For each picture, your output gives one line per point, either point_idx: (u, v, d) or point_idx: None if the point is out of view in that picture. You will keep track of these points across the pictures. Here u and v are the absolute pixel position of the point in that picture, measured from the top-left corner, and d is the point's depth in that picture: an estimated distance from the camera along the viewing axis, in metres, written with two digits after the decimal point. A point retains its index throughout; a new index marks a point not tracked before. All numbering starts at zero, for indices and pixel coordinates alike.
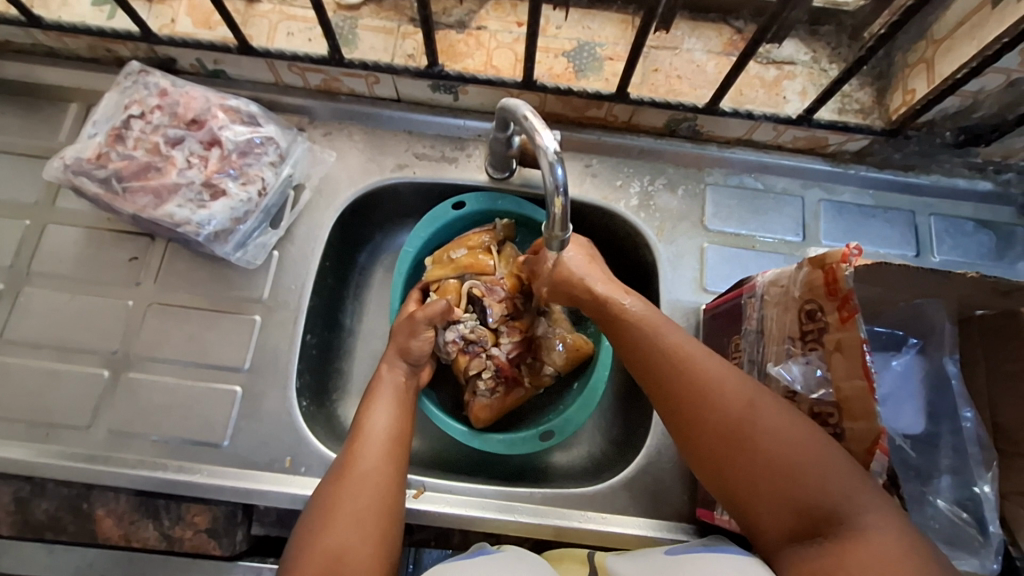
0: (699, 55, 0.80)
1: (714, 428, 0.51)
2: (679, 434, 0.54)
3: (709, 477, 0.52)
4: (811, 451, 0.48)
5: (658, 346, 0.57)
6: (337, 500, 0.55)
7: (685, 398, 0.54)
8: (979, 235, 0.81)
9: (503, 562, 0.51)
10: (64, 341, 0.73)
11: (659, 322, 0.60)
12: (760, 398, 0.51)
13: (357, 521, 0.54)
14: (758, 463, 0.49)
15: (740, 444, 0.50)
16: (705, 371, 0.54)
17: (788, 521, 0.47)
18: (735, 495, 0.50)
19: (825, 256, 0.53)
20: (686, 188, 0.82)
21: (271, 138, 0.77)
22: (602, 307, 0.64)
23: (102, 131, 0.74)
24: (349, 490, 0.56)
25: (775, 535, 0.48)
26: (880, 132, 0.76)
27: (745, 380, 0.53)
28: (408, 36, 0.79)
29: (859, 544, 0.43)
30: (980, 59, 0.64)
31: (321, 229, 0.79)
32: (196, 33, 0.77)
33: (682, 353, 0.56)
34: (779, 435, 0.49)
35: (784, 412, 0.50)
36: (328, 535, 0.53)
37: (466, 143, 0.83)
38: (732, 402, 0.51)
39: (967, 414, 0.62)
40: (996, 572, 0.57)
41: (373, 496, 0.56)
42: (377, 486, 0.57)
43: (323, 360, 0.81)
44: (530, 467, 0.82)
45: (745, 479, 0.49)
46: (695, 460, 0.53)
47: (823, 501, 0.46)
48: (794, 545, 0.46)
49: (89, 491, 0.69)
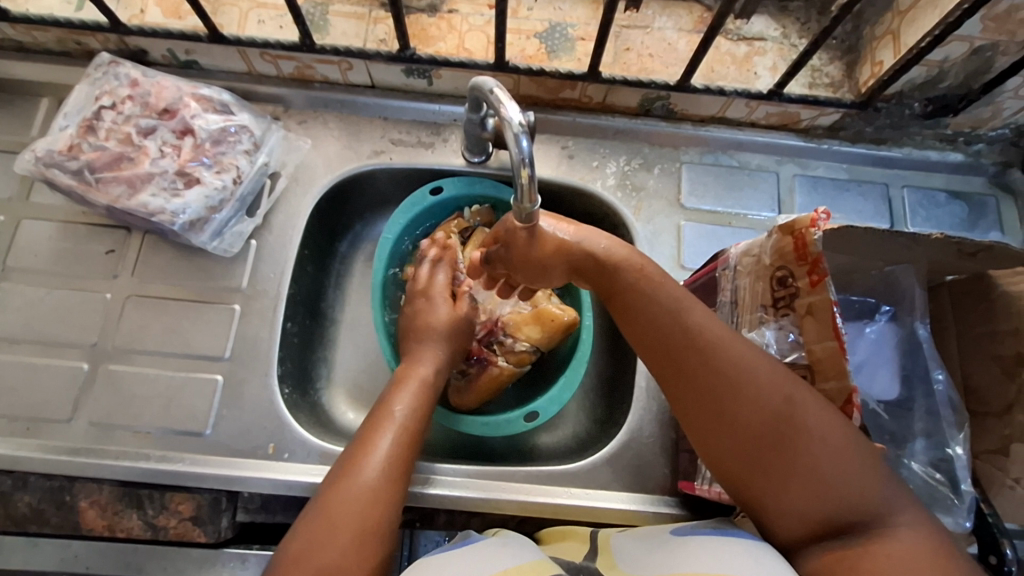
0: (670, 33, 0.80)
1: (747, 423, 0.51)
2: (703, 425, 0.53)
3: (729, 469, 0.53)
4: (848, 451, 0.49)
5: (684, 331, 0.55)
6: (336, 502, 0.52)
7: (715, 390, 0.53)
8: (952, 206, 0.81)
9: (490, 548, 0.52)
10: (42, 335, 0.72)
11: (682, 299, 0.57)
12: (797, 392, 0.51)
13: (356, 531, 0.51)
14: (791, 461, 0.49)
15: (775, 440, 0.50)
16: (737, 361, 0.52)
17: (814, 519, 0.49)
18: (759, 491, 0.51)
19: (794, 222, 0.54)
20: (662, 167, 0.82)
21: (245, 126, 0.77)
22: (613, 277, 0.60)
23: (74, 122, 0.73)
24: (350, 493, 0.53)
25: (797, 531, 0.50)
26: (851, 104, 0.77)
27: (777, 370, 0.52)
28: (380, 21, 0.79)
29: (886, 540, 0.46)
30: (943, 27, 0.65)
31: (299, 216, 0.79)
32: (166, 23, 0.77)
33: (708, 338, 0.54)
34: (817, 434, 0.49)
35: (821, 406, 0.51)
36: (320, 545, 0.49)
37: (442, 128, 0.83)
38: (769, 396, 0.51)
39: (938, 376, 0.63)
40: (968, 529, 0.59)
41: (376, 501, 0.53)
42: (380, 493, 0.54)
43: (305, 348, 0.81)
44: (513, 448, 0.82)
45: (777, 478, 0.50)
46: (717, 452, 0.53)
47: (853, 501, 0.48)
48: (815, 541, 0.49)
49: (72, 483, 0.69)
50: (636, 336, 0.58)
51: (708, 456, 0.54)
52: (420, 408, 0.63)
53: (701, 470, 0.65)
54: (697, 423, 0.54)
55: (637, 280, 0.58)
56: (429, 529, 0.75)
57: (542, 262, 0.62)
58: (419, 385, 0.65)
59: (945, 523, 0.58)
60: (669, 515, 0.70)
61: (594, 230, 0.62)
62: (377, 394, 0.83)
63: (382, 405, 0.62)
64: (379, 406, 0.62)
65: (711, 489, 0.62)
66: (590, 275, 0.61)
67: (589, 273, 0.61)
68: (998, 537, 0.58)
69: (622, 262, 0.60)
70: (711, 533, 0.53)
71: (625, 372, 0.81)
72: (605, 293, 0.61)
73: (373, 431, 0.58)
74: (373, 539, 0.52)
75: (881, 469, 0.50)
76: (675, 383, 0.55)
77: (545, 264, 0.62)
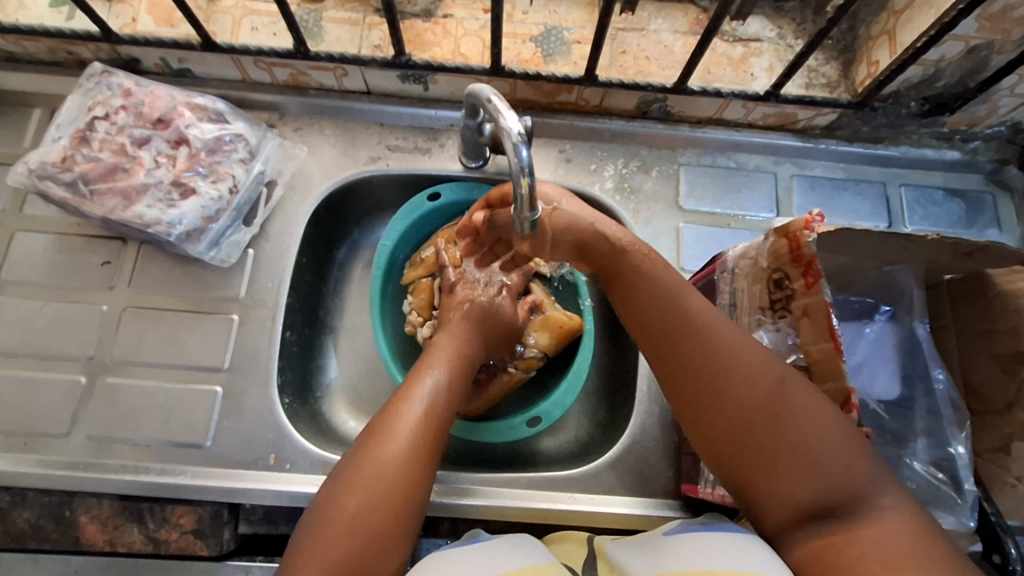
0: (666, 35, 0.80)
1: (739, 403, 0.51)
2: (696, 404, 0.53)
3: (721, 452, 0.52)
4: (837, 437, 0.49)
5: (680, 312, 0.55)
6: (371, 465, 0.53)
7: (707, 369, 0.53)
8: (949, 203, 0.82)
9: (499, 547, 0.52)
10: (39, 348, 0.72)
11: (679, 284, 0.58)
12: (789, 373, 0.51)
13: (392, 497, 0.52)
14: (781, 441, 0.50)
15: (767, 420, 0.50)
16: (732, 341, 0.53)
17: (802, 501, 0.49)
18: (746, 473, 0.51)
19: (788, 225, 0.54)
20: (660, 169, 0.82)
21: (240, 135, 0.76)
22: (617, 258, 0.60)
23: (67, 134, 0.73)
24: (387, 459, 0.53)
25: (785, 514, 0.50)
26: (847, 104, 0.77)
27: (770, 355, 0.53)
28: (374, 27, 0.78)
29: (873, 525, 0.47)
30: (938, 27, 0.65)
31: (296, 225, 0.78)
32: (159, 32, 0.76)
33: (705, 320, 0.55)
34: (806, 415, 0.50)
35: (813, 391, 0.51)
36: (357, 505, 0.51)
37: (439, 133, 0.82)
38: (762, 376, 0.51)
39: (938, 375, 0.64)
40: (971, 528, 0.59)
41: (411, 470, 0.53)
42: (411, 462, 0.54)
43: (304, 357, 0.80)
44: (516, 454, 0.81)
45: (765, 457, 0.50)
46: (708, 433, 0.53)
47: (840, 483, 0.48)
48: (800, 524, 0.49)
49: (71, 498, 0.69)
50: (634, 318, 0.58)
51: (698, 439, 0.54)
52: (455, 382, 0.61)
53: (704, 473, 0.65)
54: (690, 403, 0.54)
55: (637, 263, 0.59)
56: (433, 536, 0.74)
57: (556, 233, 0.62)
58: (457, 353, 0.63)
59: (947, 521, 0.58)
60: (672, 517, 0.70)
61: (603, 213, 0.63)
62: (377, 401, 0.83)
63: (420, 368, 0.61)
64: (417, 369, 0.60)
65: (715, 492, 0.62)
66: (594, 258, 0.62)
67: (598, 254, 0.62)
68: (1002, 535, 0.58)
69: (629, 244, 0.61)
70: (699, 530, 0.53)
71: (627, 376, 0.81)
72: (608, 272, 0.62)
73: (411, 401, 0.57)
74: (406, 506, 0.52)
75: (880, 469, 0.50)
76: (670, 363, 0.55)
77: (558, 236, 0.62)
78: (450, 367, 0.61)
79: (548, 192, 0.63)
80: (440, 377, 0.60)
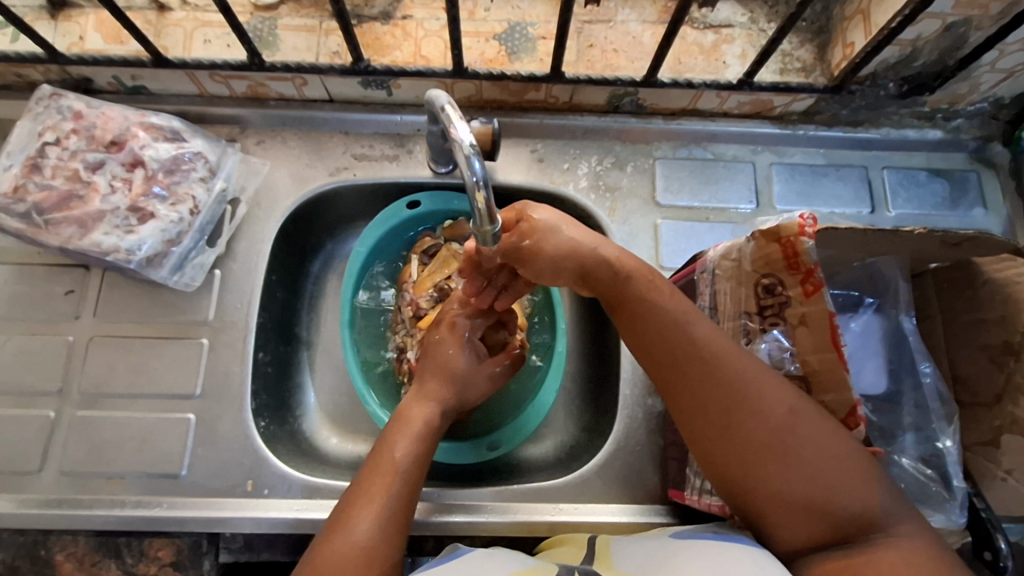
0: (634, 26, 0.78)
1: (752, 433, 0.50)
2: (710, 435, 0.52)
3: (733, 482, 0.51)
4: (850, 465, 0.49)
5: (691, 341, 0.53)
6: (332, 555, 0.50)
7: (722, 401, 0.51)
8: (933, 184, 0.79)
9: (471, 561, 0.51)
10: (8, 385, 0.70)
11: (685, 308, 0.55)
12: (800, 402, 0.51)
13: None
14: (795, 473, 0.49)
15: (780, 454, 0.49)
16: (745, 372, 0.51)
17: (819, 528, 0.49)
18: (761, 499, 0.50)
19: (780, 230, 0.52)
20: (635, 165, 0.80)
21: (199, 153, 0.74)
22: (619, 288, 0.57)
23: (18, 162, 0.70)
24: (344, 543, 0.51)
25: (801, 540, 0.49)
26: (824, 89, 0.74)
27: (783, 382, 0.52)
28: (331, 33, 0.75)
29: (880, 554, 0.47)
30: (912, 6, 0.62)
31: (262, 242, 0.76)
32: (108, 49, 0.74)
33: (716, 347, 0.52)
34: (819, 446, 0.49)
35: (824, 420, 0.50)
36: None
37: (406, 139, 0.80)
38: (775, 407, 0.50)
39: (926, 368, 0.62)
40: (961, 525, 0.57)
41: (373, 550, 0.51)
42: (376, 545, 0.52)
43: (279, 377, 0.78)
44: (502, 464, 0.79)
45: (781, 485, 0.49)
46: (721, 463, 0.51)
47: (856, 509, 0.48)
48: (816, 547, 0.49)
49: (46, 536, 0.67)
50: (642, 345, 0.55)
51: (707, 465, 0.53)
52: (421, 450, 0.59)
53: (690, 479, 0.63)
54: (702, 433, 0.52)
55: (644, 290, 0.56)
56: (419, 557, 0.70)
57: (556, 260, 0.58)
58: (425, 424, 0.61)
59: (934, 520, 0.57)
60: (661, 524, 0.68)
61: (602, 237, 0.60)
62: (360, 417, 0.81)
63: (384, 439, 0.60)
64: (379, 444, 0.59)
65: (701, 500, 0.60)
66: (595, 286, 0.58)
67: (599, 281, 0.58)
68: (992, 531, 0.57)
69: (633, 271, 0.57)
70: (711, 537, 0.52)
71: (608, 384, 0.79)
72: (609, 301, 0.58)
73: (372, 478, 0.56)
74: None
75: (878, 478, 0.50)
76: (679, 394, 0.53)
77: (558, 264, 0.58)
78: (416, 434, 0.60)
79: (540, 219, 0.59)
80: (405, 447, 0.58)
